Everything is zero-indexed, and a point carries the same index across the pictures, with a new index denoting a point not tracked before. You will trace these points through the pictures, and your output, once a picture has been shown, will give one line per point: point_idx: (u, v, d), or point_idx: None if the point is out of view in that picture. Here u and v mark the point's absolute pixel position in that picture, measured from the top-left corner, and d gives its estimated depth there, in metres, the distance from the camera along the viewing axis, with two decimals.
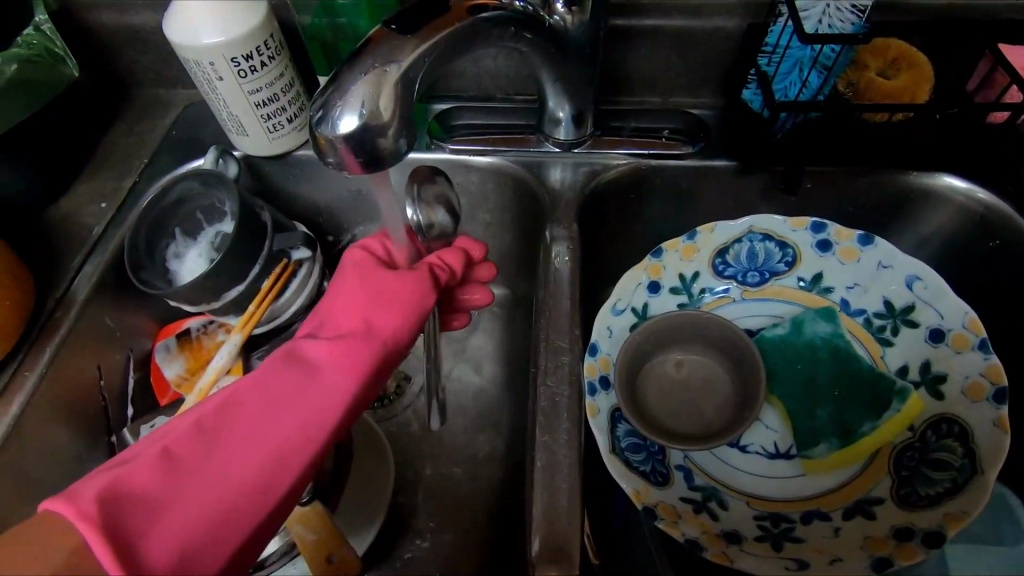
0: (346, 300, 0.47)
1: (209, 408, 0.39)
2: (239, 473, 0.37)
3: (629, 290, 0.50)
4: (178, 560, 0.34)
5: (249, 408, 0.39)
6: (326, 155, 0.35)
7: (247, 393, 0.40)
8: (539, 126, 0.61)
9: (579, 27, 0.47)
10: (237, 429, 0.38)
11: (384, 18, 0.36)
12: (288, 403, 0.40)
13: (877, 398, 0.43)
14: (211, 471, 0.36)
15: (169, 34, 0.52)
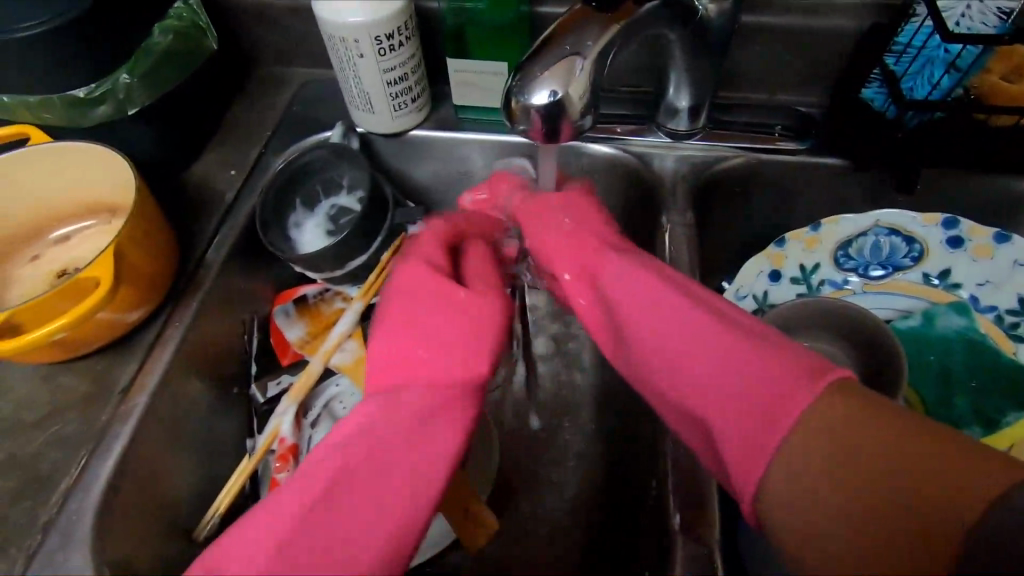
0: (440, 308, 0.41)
1: (314, 470, 0.33)
2: (354, 542, 0.31)
3: (751, 278, 0.52)
4: None
5: (358, 464, 0.33)
6: (518, 123, 0.37)
7: (350, 443, 0.34)
8: (653, 116, 0.62)
9: (720, 15, 0.49)
10: (353, 478, 0.33)
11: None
12: (395, 453, 0.34)
13: (1016, 392, 0.44)
14: (325, 547, 0.31)
15: (317, 11, 0.54)
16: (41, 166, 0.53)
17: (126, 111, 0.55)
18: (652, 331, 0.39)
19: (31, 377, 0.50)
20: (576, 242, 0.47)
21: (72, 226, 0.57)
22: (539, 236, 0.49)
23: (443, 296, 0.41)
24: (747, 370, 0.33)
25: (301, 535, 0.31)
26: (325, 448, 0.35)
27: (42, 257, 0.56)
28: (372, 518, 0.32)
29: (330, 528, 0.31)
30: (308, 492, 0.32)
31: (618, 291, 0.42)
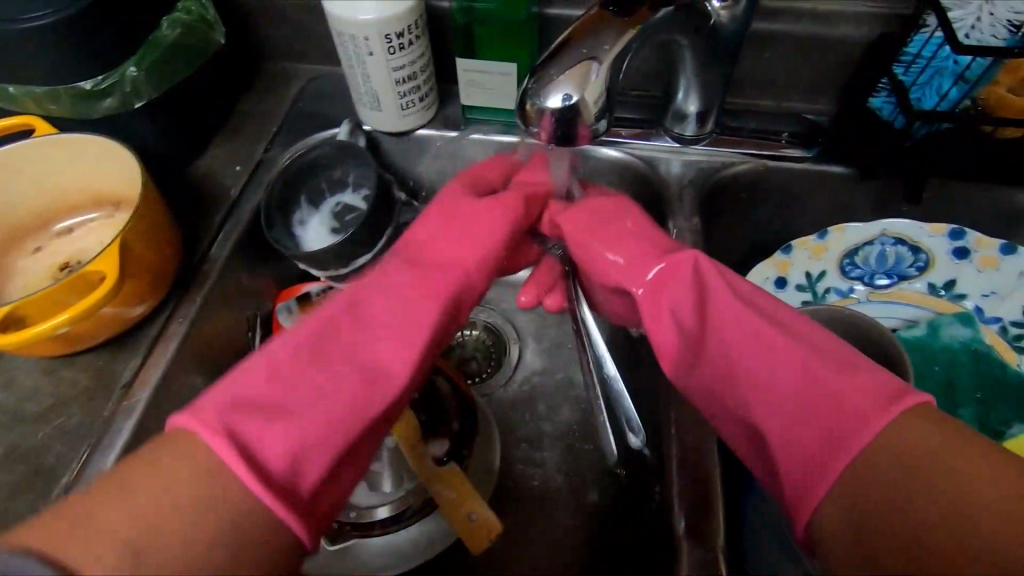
0: (433, 236, 0.49)
1: (310, 334, 0.40)
2: (348, 377, 0.38)
3: (757, 284, 0.52)
4: (291, 458, 0.34)
5: (351, 333, 0.41)
6: (531, 125, 0.37)
7: (342, 319, 0.41)
8: (660, 120, 0.62)
9: (731, 20, 0.48)
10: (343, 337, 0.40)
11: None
12: (386, 319, 0.42)
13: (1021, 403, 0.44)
14: (319, 382, 0.37)
15: (327, 7, 0.54)
16: (46, 157, 0.52)
17: (133, 104, 0.54)
18: (732, 350, 0.39)
19: (34, 369, 0.49)
20: (640, 260, 0.45)
21: (77, 218, 0.57)
22: (599, 251, 0.47)
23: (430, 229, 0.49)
24: (829, 402, 0.34)
25: (300, 377, 0.37)
26: (311, 322, 0.41)
27: (45, 248, 0.56)
28: (355, 379, 0.38)
29: (323, 378, 0.38)
30: (310, 350, 0.39)
31: (688, 307, 0.41)
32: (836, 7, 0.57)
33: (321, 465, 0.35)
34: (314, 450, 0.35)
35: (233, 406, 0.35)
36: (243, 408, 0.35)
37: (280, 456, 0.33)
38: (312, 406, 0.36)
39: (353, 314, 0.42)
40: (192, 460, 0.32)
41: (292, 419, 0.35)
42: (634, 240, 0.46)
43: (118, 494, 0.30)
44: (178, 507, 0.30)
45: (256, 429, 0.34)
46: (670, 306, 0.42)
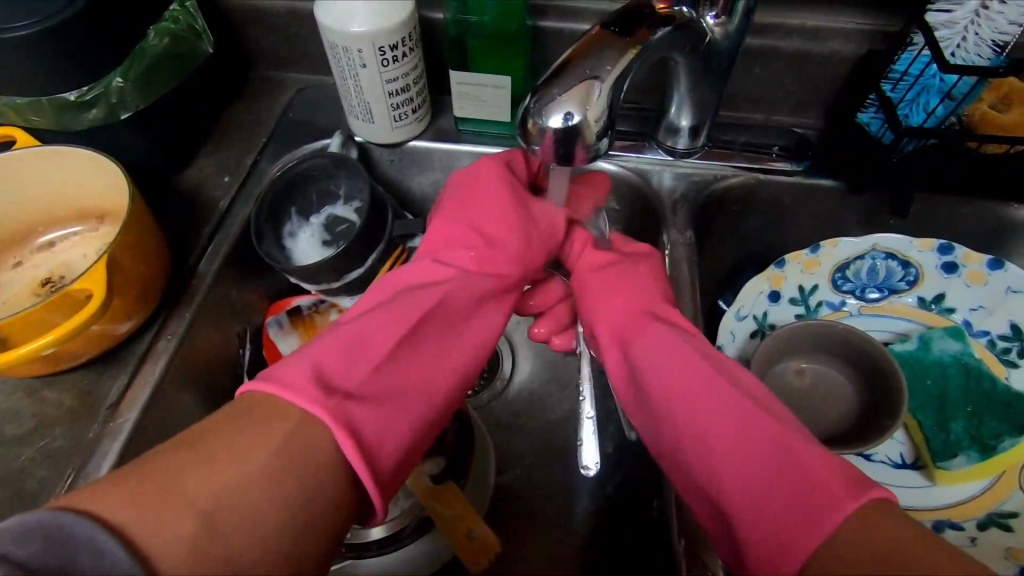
0: (480, 220, 0.50)
1: (404, 315, 0.44)
2: (422, 372, 0.43)
3: (752, 298, 0.52)
4: (377, 436, 0.37)
5: (439, 321, 0.46)
6: (532, 143, 0.37)
7: (429, 305, 0.46)
8: (653, 133, 0.62)
9: (726, 38, 0.49)
10: (421, 328, 0.44)
11: (602, 19, 0.38)
12: (456, 321, 0.47)
13: (1014, 416, 0.45)
14: (399, 372, 0.42)
15: (320, 17, 0.53)
16: (28, 170, 0.51)
17: (119, 115, 0.53)
18: (691, 417, 0.39)
19: (14, 390, 0.48)
20: (625, 321, 0.47)
21: (59, 231, 0.55)
22: (595, 296, 0.49)
23: (484, 210, 0.50)
24: (790, 464, 0.35)
25: (396, 365, 0.42)
26: (403, 305, 0.45)
27: (25, 263, 0.54)
28: (445, 372, 0.44)
29: (416, 366, 0.43)
30: (403, 331, 0.43)
31: (655, 368, 0.42)
32: (824, 24, 0.58)
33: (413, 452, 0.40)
34: (393, 429, 0.38)
35: (354, 387, 0.39)
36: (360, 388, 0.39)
37: (371, 430, 0.37)
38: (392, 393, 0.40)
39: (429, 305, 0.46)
40: (299, 432, 0.34)
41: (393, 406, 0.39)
42: (624, 297, 0.48)
43: (189, 465, 0.31)
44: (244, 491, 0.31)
45: (367, 412, 0.38)
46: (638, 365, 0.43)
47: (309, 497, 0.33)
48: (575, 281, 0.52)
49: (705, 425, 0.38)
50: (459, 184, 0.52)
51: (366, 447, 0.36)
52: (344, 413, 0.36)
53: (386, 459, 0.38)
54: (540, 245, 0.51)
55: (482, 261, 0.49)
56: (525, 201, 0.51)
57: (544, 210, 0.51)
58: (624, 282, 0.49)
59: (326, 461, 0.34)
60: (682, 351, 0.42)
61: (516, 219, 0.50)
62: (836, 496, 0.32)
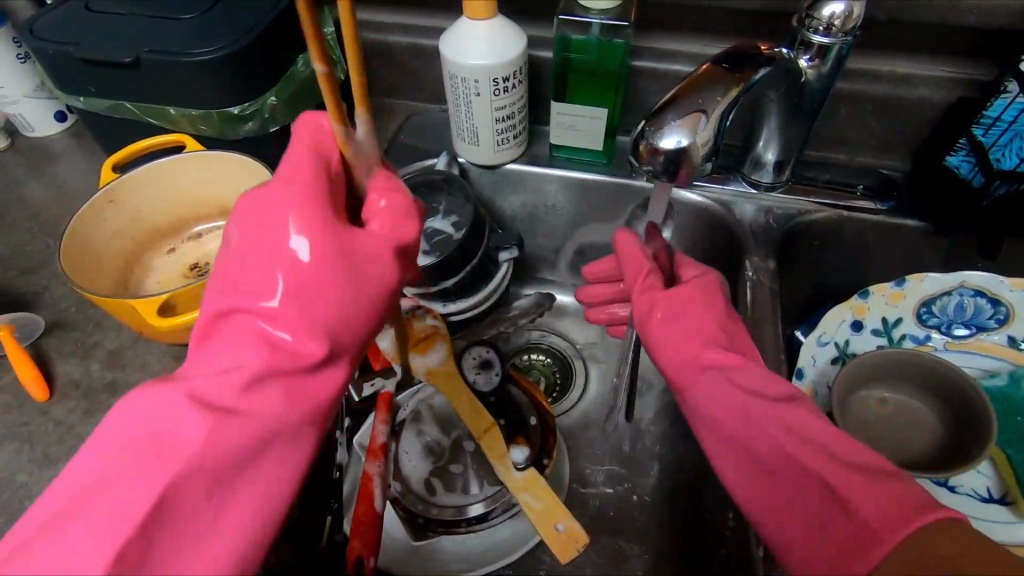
0: (259, 260, 0.37)
1: (122, 493, 0.31)
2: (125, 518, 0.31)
3: (834, 326, 0.53)
4: None
5: (188, 484, 0.32)
6: (644, 163, 0.42)
7: (170, 466, 0.32)
8: (738, 167, 0.65)
9: (819, 79, 0.53)
10: (123, 485, 0.31)
11: (714, 56, 0.42)
12: (165, 468, 0.32)
13: None
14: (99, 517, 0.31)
15: (443, 52, 0.61)
16: (192, 170, 0.60)
17: (268, 128, 0.62)
18: (763, 458, 0.41)
19: (165, 356, 0.55)
20: (697, 352, 0.46)
21: (206, 225, 0.64)
22: (660, 337, 0.48)
23: (256, 252, 0.37)
24: (849, 523, 0.36)
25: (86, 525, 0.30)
26: (124, 471, 0.32)
27: (177, 250, 0.63)
28: (179, 517, 0.32)
29: (180, 536, 0.32)
30: (100, 501, 0.31)
31: (726, 411, 0.43)
32: (918, 71, 0.60)
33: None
34: None
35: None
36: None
37: None
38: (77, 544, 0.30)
39: (133, 459, 0.32)
40: None
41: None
42: (698, 325, 0.48)
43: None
44: None
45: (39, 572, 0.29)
46: (714, 407, 0.44)
47: None
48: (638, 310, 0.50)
49: (774, 469, 0.40)
50: (247, 199, 0.39)
51: None
52: None
53: None
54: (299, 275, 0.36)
55: (275, 374, 0.35)
56: (348, 230, 0.38)
57: (365, 239, 0.38)
58: (698, 310, 0.48)
59: None
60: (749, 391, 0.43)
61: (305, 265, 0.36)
62: (887, 524, 0.34)
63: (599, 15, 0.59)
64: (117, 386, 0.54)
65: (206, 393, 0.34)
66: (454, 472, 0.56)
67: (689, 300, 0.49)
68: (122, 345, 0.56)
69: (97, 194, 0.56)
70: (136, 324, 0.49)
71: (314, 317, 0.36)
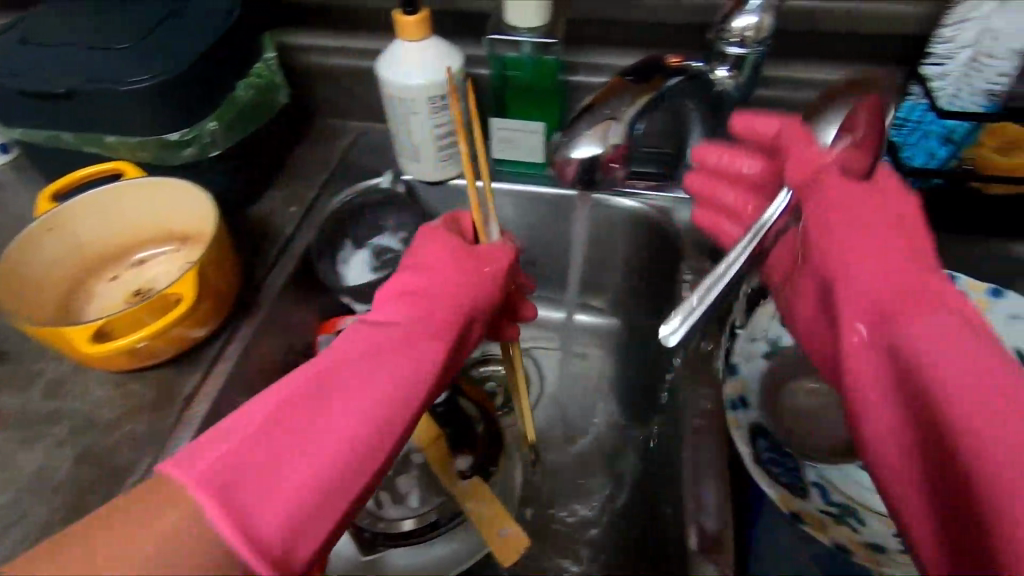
0: (418, 267, 0.50)
1: (314, 381, 0.40)
2: (317, 402, 0.39)
3: (762, 323, 0.56)
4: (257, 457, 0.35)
5: (358, 382, 0.41)
6: (560, 172, 0.44)
7: (348, 367, 0.42)
8: (672, 174, 0.68)
9: (736, 89, 0.56)
10: (318, 380, 0.40)
11: (621, 69, 0.43)
12: (348, 368, 0.42)
13: None
14: (294, 399, 0.38)
15: (380, 73, 0.62)
16: (133, 197, 0.60)
17: (208, 154, 0.62)
18: (990, 389, 0.36)
19: (104, 383, 0.55)
20: (899, 277, 0.42)
21: (150, 251, 0.63)
22: (858, 255, 0.43)
23: (414, 266, 0.51)
24: None
25: (285, 404, 0.38)
26: (315, 372, 0.41)
27: (120, 278, 0.62)
28: (346, 410, 0.39)
29: (334, 427, 0.38)
30: (291, 392, 0.39)
31: (932, 337, 0.38)
32: (839, 75, 0.63)
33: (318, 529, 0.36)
34: (270, 454, 0.36)
35: (220, 451, 0.35)
36: (235, 471, 0.34)
37: (248, 452, 0.35)
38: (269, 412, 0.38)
39: (330, 364, 0.42)
40: (182, 524, 0.31)
41: (283, 486, 0.35)
42: (888, 253, 0.43)
43: (142, 511, 0.32)
44: (179, 526, 0.31)
45: (234, 431, 0.36)
46: (926, 334, 0.39)
47: (266, 479, 0.35)
48: (807, 215, 0.46)
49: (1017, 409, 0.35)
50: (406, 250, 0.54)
51: (257, 532, 0.33)
52: (210, 471, 0.34)
53: (268, 507, 0.34)
54: (448, 269, 0.50)
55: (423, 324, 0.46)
56: (471, 250, 0.51)
57: (488, 260, 0.51)
58: (887, 235, 0.44)
59: (190, 530, 0.31)
60: (962, 320, 0.39)
61: (455, 262, 0.50)
62: None
63: (529, 33, 0.60)
64: (58, 415, 0.53)
65: (372, 333, 0.45)
66: (401, 484, 0.56)
67: (862, 211, 0.44)
68: (61, 373, 0.56)
69: (34, 224, 0.56)
70: (69, 351, 0.48)
71: (460, 286, 0.49)
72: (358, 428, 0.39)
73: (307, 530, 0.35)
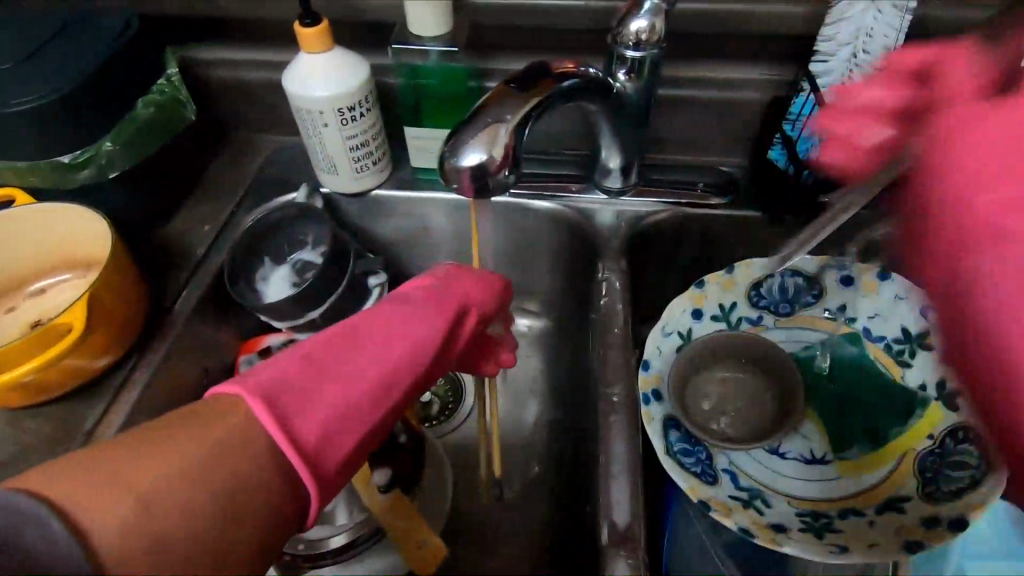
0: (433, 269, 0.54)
1: (350, 333, 0.43)
2: (352, 351, 0.42)
3: (677, 316, 0.56)
4: (300, 385, 0.38)
5: (388, 338, 0.44)
6: (451, 180, 0.43)
7: (377, 324, 0.45)
8: (589, 176, 0.70)
9: (635, 92, 0.57)
10: (353, 332, 0.43)
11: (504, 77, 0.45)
12: (378, 325, 0.45)
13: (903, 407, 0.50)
14: (336, 345, 0.41)
15: (286, 86, 0.61)
16: (25, 225, 0.57)
17: (107, 175, 0.59)
18: None
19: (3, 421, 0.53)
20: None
21: (51, 280, 0.61)
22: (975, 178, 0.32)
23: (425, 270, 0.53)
24: None
25: (325, 348, 0.41)
26: (352, 325, 0.44)
27: (17, 310, 0.59)
28: (378, 360, 0.42)
29: (367, 372, 0.41)
30: (330, 340, 0.42)
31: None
32: (739, 75, 0.66)
33: (344, 446, 0.38)
34: (312, 385, 0.39)
35: (269, 378, 0.38)
36: (277, 388, 0.37)
37: (293, 378, 0.38)
38: (311, 351, 0.41)
39: (363, 321, 0.44)
40: (241, 427, 0.34)
41: (317, 407, 0.38)
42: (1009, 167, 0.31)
43: (190, 419, 0.34)
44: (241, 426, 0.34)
45: (283, 365, 0.39)
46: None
47: (302, 409, 0.37)
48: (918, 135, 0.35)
49: None
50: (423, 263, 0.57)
51: (303, 443, 0.36)
52: (261, 389, 0.37)
53: (311, 424, 0.37)
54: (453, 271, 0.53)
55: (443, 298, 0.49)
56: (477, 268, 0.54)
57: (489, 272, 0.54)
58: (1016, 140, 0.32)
59: (252, 436, 0.34)
60: None
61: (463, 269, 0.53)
62: None
63: (433, 41, 0.61)
64: None
65: (398, 302, 0.48)
66: None
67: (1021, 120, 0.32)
68: None
69: None
70: None
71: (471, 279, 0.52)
72: (386, 377, 0.42)
73: (334, 444, 0.37)
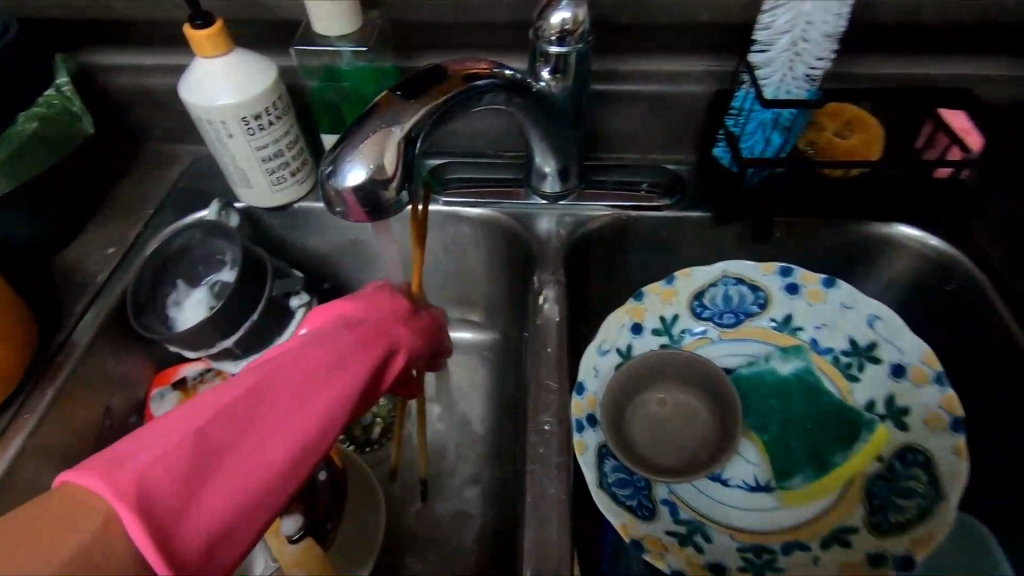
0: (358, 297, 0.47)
1: (252, 394, 0.36)
2: (255, 419, 0.35)
3: (615, 331, 0.53)
4: (188, 472, 0.32)
5: (301, 400, 0.38)
6: (335, 204, 0.40)
7: (289, 379, 0.38)
8: (527, 180, 0.64)
9: (563, 92, 0.53)
10: (256, 394, 0.36)
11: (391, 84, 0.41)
12: (289, 382, 0.38)
13: (848, 429, 0.48)
14: (234, 413, 0.35)
15: (183, 94, 0.56)
16: None
17: None
18: None
19: None
20: None
21: None
22: None
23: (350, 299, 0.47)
24: None
25: (220, 418, 0.34)
26: (258, 381, 0.37)
27: None
28: (285, 430, 0.36)
29: (272, 446, 0.35)
30: (227, 405, 0.35)
31: None
32: (681, 67, 0.61)
33: (239, 540, 0.33)
34: (202, 471, 0.32)
35: (145, 465, 0.31)
36: (156, 480, 0.31)
37: (179, 462, 0.32)
38: (204, 423, 0.34)
39: (268, 377, 0.37)
40: (101, 538, 0.28)
41: (206, 500, 0.32)
42: None
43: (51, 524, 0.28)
44: (107, 531, 0.28)
45: (164, 443, 0.32)
46: None
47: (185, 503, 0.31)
48: None
49: None
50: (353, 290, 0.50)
51: (186, 549, 0.30)
52: (132, 483, 0.30)
53: (197, 523, 0.31)
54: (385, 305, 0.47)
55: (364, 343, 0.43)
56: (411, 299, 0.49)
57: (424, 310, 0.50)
58: None
59: (121, 551, 0.28)
60: None
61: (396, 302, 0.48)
62: None
63: (341, 41, 0.55)
64: None
65: (315, 345, 0.41)
66: None
67: None
68: None
69: None
70: None
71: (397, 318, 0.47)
72: (295, 451, 0.36)
73: (227, 542, 0.32)
